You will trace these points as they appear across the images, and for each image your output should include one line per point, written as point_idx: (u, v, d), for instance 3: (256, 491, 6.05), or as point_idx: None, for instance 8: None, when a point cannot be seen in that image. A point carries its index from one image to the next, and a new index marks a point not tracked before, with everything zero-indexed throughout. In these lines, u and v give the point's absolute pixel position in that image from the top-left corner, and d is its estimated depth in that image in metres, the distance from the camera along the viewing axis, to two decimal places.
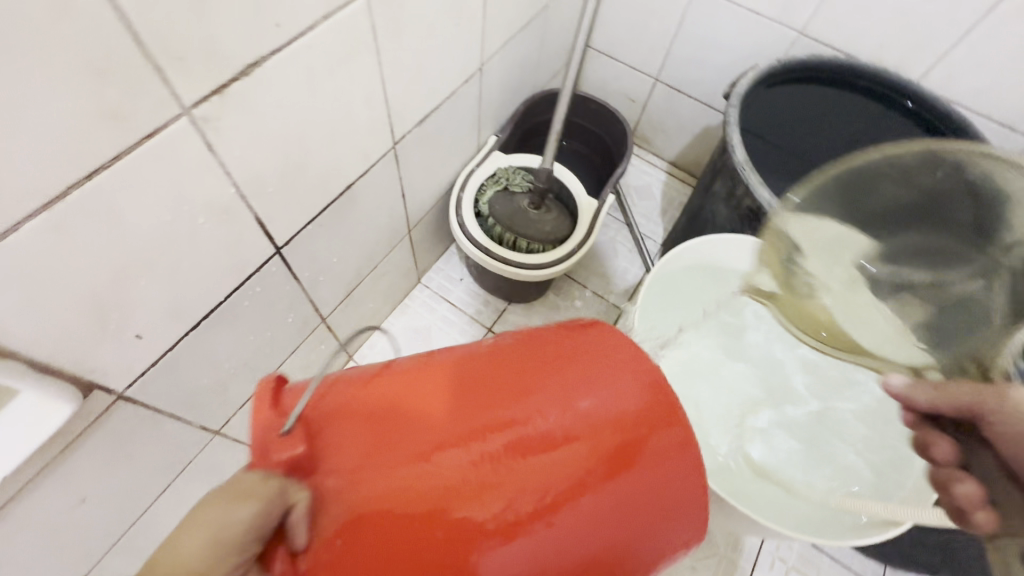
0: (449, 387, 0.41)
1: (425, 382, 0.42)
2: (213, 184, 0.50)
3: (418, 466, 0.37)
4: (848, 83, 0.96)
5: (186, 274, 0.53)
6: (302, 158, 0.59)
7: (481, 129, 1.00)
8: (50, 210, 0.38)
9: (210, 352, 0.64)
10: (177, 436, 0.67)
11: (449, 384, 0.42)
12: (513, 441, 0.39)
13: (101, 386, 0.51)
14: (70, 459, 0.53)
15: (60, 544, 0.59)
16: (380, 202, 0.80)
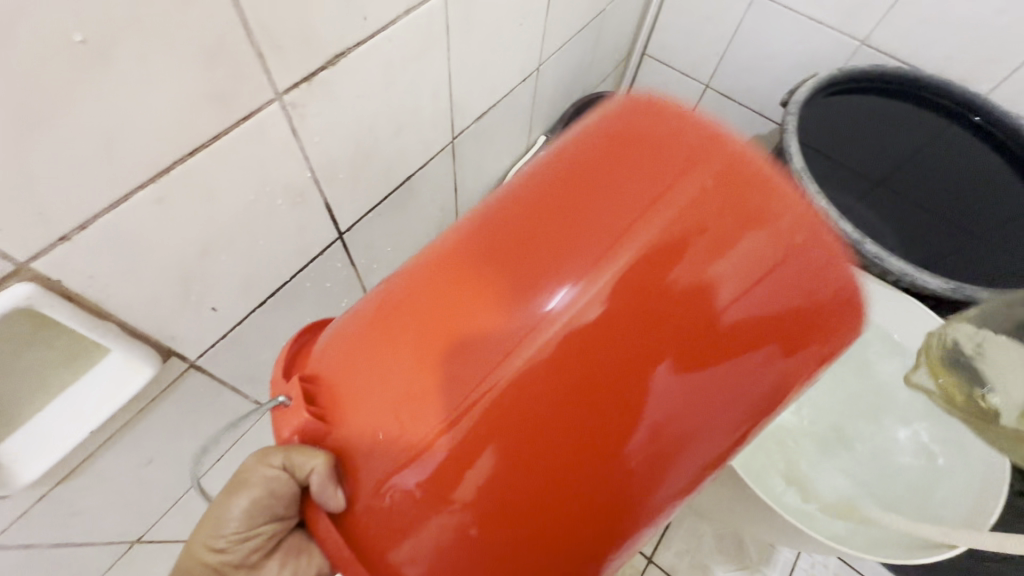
0: (426, 345, 0.36)
1: (403, 341, 0.37)
2: (293, 168, 0.52)
3: (408, 444, 0.35)
4: (912, 95, 0.95)
5: (260, 252, 0.56)
6: (372, 147, 0.61)
7: (532, 129, 1.02)
8: (156, 183, 0.40)
9: (273, 330, 0.66)
10: (236, 408, 0.70)
11: (425, 341, 0.36)
12: (505, 402, 0.33)
13: (178, 353, 0.54)
14: (144, 420, 0.56)
15: (127, 501, 0.62)
16: (435, 195, 0.82)
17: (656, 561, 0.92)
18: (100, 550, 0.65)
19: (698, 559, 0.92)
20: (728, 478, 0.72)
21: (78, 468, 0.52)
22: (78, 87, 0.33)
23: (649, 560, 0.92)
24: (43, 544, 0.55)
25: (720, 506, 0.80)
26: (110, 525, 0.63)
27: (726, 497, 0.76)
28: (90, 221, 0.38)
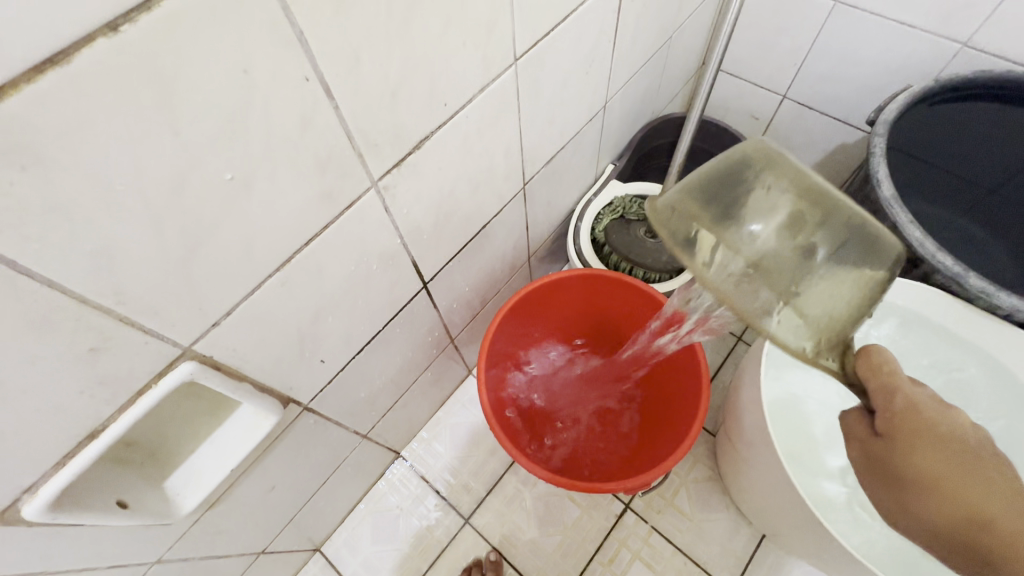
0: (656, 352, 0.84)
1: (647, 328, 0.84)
2: (387, 237, 0.58)
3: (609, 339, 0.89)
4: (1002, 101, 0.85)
5: (358, 310, 0.63)
6: (453, 207, 0.67)
7: (600, 159, 1.02)
8: (281, 272, 0.48)
9: (369, 369, 0.75)
10: (338, 437, 0.79)
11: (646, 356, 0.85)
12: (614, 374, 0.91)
13: (294, 399, 0.63)
14: (267, 457, 0.65)
15: (255, 520, 0.72)
16: (508, 235, 0.87)
17: None
18: (236, 561, 0.75)
19: None
20: (816, 522, 0.70)
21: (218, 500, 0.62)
22: (229, 214, 0.40)
23: None
24: (198, 558, 0.66)
25: (803, 546, 0.77)
26: (244, 541, 0.73)
27: (808, 537, 0.74)
28: (233, 308, 0.46)
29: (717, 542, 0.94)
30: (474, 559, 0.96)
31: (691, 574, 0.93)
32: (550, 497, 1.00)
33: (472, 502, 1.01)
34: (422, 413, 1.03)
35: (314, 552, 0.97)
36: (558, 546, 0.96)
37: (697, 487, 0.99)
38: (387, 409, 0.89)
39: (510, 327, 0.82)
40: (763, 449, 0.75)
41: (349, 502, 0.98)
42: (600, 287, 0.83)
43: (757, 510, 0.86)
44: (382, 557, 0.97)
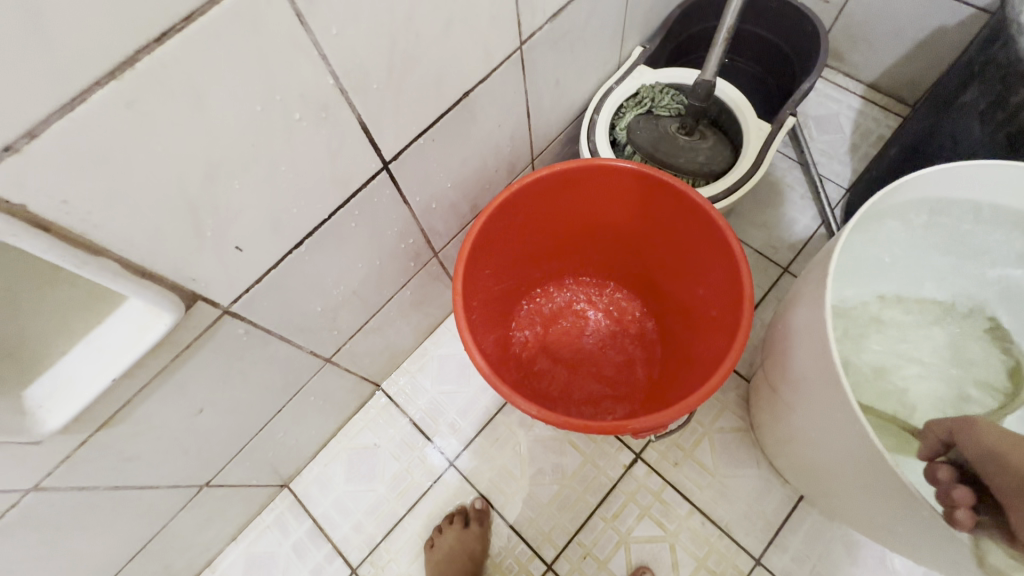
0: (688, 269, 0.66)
1: (678, 236, 0.65)
2: (310, 71, 0.42)
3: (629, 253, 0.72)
4: None
5: (283, 183, 0.47)
6: (415, 49, 0.49)
7: (626, 37, 0.82)
8: (117, 80, 0.31)
9: (318, 274, 0.60)
10: (289, 358, 0.66)
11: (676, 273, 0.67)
12: None
13: (205, 298, 0.49)
14: (180, 371, 0.52)
15: (183, 448, 0.60)
16: (501, 120, 0.69)
17: (766, 563, 0.77)
18: (169, 492, 0.64)
19: (823, 568, 0.76)
20: (884, 485, 0.54)
21: (113, 418, 0.49)
22: None
23: (758, 560, 0.77)
24: (103, 486, 0.54)
25: (864, 512, 0.61)
26: (175, 471, 0.62)
27: (871, 500, 0.57)
28: (40, 127, 0.30)
29: (743, 503, 0.79)
30: (458, 505, 0.84)
31: (709, 537, 0.79)
32: (548, 442, 0.86)
33: (459, 443, 0.88)
34: (404, 342, 0.89)
35: (281, 488, 0.87)
36: (555, 497, 0.83)
37: (723, 439, 0.83)
38: (355, 331, 0.75)
39: (512, 232, 0.66)
40: (818, 390, 0.58)
41: (321, 436, 0.87)
42: (631, 192, 0.65)
43: (800, 467, 0.70)
44: (355, 498, 0.86)
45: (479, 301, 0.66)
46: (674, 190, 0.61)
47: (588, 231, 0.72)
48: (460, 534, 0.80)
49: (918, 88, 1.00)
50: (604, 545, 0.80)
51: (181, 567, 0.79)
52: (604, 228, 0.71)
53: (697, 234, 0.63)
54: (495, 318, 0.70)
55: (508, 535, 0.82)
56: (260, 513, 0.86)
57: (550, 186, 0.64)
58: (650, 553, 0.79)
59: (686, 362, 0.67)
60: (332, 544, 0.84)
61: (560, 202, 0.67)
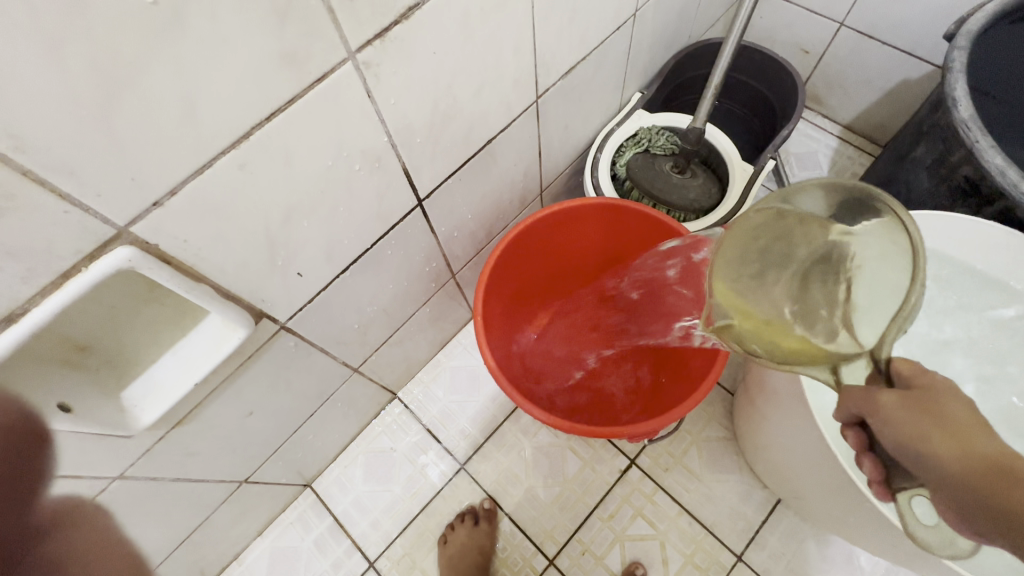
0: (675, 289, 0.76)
1: None
2: (371, 131, 0.51)
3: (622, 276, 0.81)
4: None
5: (340, 219, 0.56)
6: (451, 109, 0.58)
7: (626, 85, 0.92)
8: (236, 150, 0.41)
9: (356, 294, 0.68)
10: (325, 368, 0.74)
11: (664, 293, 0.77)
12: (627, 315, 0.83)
13: (269, 315, 0.57)
14: (241, 377, 0.60)
15: (232, 446, 0.68)
16: (517, 160, 0.78)
17: (747, 560, 0.85)
18: (215, 486, 0.72)
19: (797, 564, 0.84)
20: (842, 485, 0.63)
21: (185, 417, 0.57)
22: (148, 59, 0.32)
23: (739, 557, 0.85)
24: (166, 478, 0.62)
25: (828, 511, 0.70)
26: (222, 467, 0.70)
27: (835, 499, 0.66)
28: (179, 186, 0.39)
29: (727, 505, 0.88)
30: (467, 505, 0.92)
31: (696, 535, 0.87)
32: (550, 447, 0.95)
33: (469, 448, 0.96)
34: (420, 354, 0.98)
35: (304, 488, 0.94)
36: (556, 498, 0.91)
37: (709, 446, 0.92)
38: (380, 344, 0.84)
39: (529, 254, 0.75)
40: (789, 402, 0.67)
41: (342, 440, 0.95)
42: (636, 230, 0.74)
43: (774, 470, 0.79)
44: (373, 497, 0.93)
45: (495, 310, 0.75)
46: (659, 222, 0.71)
47: (585, 259, 0.81)
48: (469, 532, 0.88)
49: (887, 132, 1.11)
50: (600, 542, 0.88)
51: (213, 560, 0.86)
52: (598, 255, 0.80)
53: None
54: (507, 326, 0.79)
55: (513, 533, 0.90)
56: (284, 511, 0.93)
57: (553, 221, 0.73)
58: (641, 550, 0.87)
59: (672, 380, 0.76)
60: (351, 540, 0.91)
61: (561, 234, 0.76)
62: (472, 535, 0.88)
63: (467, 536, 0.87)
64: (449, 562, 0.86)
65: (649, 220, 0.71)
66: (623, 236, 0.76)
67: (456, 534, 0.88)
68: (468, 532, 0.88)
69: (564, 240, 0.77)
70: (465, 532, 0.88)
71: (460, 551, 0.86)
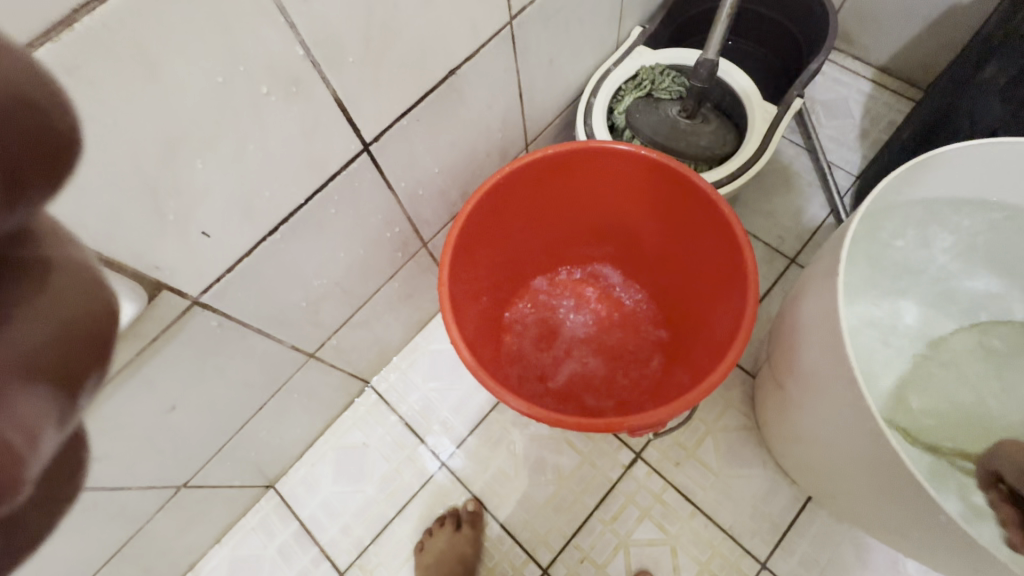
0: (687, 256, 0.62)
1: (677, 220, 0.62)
2: (275, 37, 0.38)
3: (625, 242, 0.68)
4: None
5: (252, 161, 0.44)
6: (392, 18, 0.46)
7: (624, 17, 0.78)
8: (55, 42, 0.30)
9: (296, 263, 0.56)
10: (268, 353, 0.63)
11: None
12: None
13: (171, 287, 0.46)
14: (148, 364, 0.49)
15: (156, 446, 0.57)
16: (491, 102, 0.65)
17: (772, 569, 0.73)
18: (143, 494, 0.61)
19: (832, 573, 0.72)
20: (899, 488, 0.50)
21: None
22: None
23: (763, 566, 0.73)
24: None
25: (874, 516, 0.58)
26: (147, 471, 0.59)
27: (886, 504, 0.53)
28: None
29: (749, 504, 0.76)
30: (450, 507, 0.81)
31: (712, 540, 0.75)
32: (544, 440, 0.83)
33: (452, 443, 0.84)
34: (395, 338, 0.86)
35: (267, 489, 0.84)
36: (551, 498, 0.79)
37: (727, 437, 0.79)
38: (341, 325, 0.72)
39: (517, 207, 0.63)
40: (831, 390, 0.54)
41: (307, 435, 0.84)
42: (651, 186, 0.61)
43: (807, 466, 0.66)
44: (344, 499, 0.83)
45: (472, 275, 0.62)
46: (667, 170, 0.58)
47: (581, 221, 0.68)
48: (448, 538, 0.77)
49: (931, 72, 0.96)
50: (601, 548, 0.76)
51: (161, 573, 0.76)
52: (596, 215, 0.68)
53: (714, 239, 0.58)
54: (488, 294, 0.67)
55: (502, 538, 0.79)
56: (244, 516, 0.83)
57: (537, 173, 0.60)
58: (648, 557, 0.75)
59: (683, 369, 0.63)
60: (319, 547, 0.81)
61: (548, 190, 0.63)
62: (451, 542, 0.76)
63: (446, 545, 0.76)
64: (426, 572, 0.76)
65: (667, 173, 0.58)
66: (624, 191, 0.63)
67: (434, 541, 0.77)
68: (448, 540, 0.77)
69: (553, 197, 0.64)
70: (444, 540, 0.77)
71: (437, 561, 0.75)
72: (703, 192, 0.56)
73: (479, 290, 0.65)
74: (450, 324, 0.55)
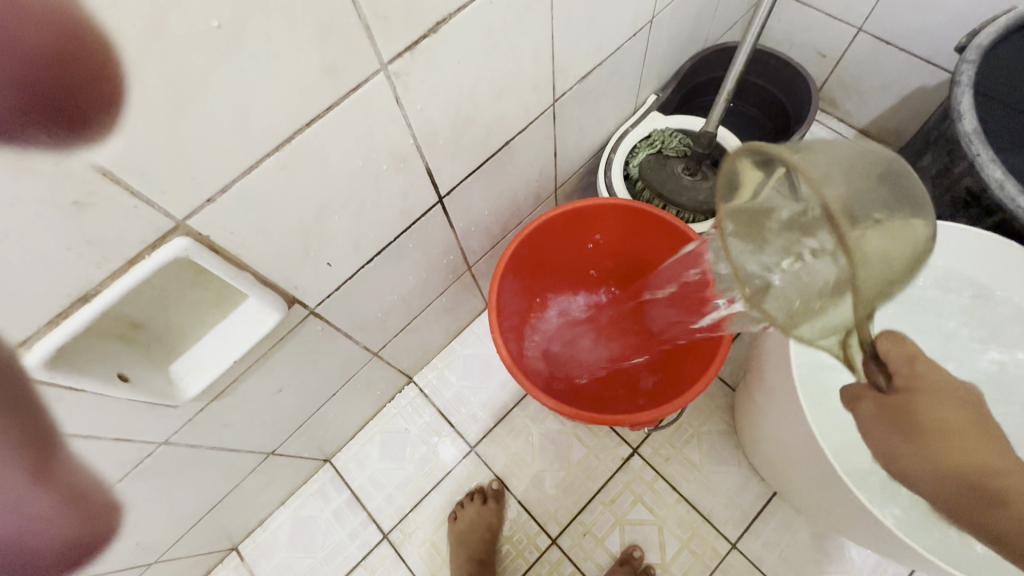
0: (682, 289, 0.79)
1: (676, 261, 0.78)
2: (398, 133, 0.55)
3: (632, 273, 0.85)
4: None
5: (368, 214, 0.60)
6: (473, 112, 0.62)
7: (642, 87, 0.94)
8: (280, 152, 0.45)
9: (379, 284, 0.73)
10: (347, 350, 0.80)
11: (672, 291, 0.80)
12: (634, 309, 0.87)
13: (300, 301, 0.62)
14: (274, 356, 0.66)
15: (263, 419, 0.74)
16: (533, 160, 0.82)
17: (741, 548, 0.89)
18: (246, 456, 0.78)
19: (790, 554, 0.88)
20: (832, 481, 0.66)
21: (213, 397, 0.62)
22: (206, 77, 0.37)
23: (733, 545, 0.89)
24: (204, 447, 0.68)
25: (817, 503, 0.74)
26: (253, 438, 0.75)
27: (824, 492, 0.70)
28: (229, 185, 0.44)
29: (724, 495, 0.92)
30: (477, 485, 0.97)
31: (693, 523, 0.91)
32: (557, 434, 0.99)
33: (480, 432, 1.01)
34: (436, 341, 1.03)
35: (324, 463, 1.00)
36: (561, 482, 0.96)
37: (710, 439, 0.96)
38: (399, 331, 0.89)
39: (549, 244, 0.79)
40: (786, 403, 0.70)
41: (360, 419, 1.00)
42: (656, 234, 0.77)
43: (771, 465, 0.82)
44: (388, 474, 0.99)
45: (512, 295, 0.79)
46: (670, 225, 0.74)
47: (598, 254, 0.85)
48: (475, 509, 0.93)
49: (902, 136, 1.12)
50: (601, 525, 0.92)
51: (240, 525, 0.93)
52: (610, 251, 0.84)
53: None
54: (522, 311, 0.84)
55: (519, 512, 0.95)
56: (305, 483, 0.99)
57: (567, 220, 0.77)
58: (640, 534, 0.91)
59: (673, 376, 0.80)
60: (367, 512, 0.97)
61: (574, 232, 0.80)
62: (478, 512, 0.93)
63: (473, 514, 0.92)
64: (456, 536, 0.92)
65: (666, 225, 0.75)
66: (635, 235, 0.80)
67: (463, 511, 0.93)
68: (475, 511, 0.93)
69: (578, 237, 0.81)
70: (473, 510, 0.93)
71: (466, 527, 0.92)
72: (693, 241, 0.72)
73: (516, 307, 0.82)
74: (496, 336, 0.71)
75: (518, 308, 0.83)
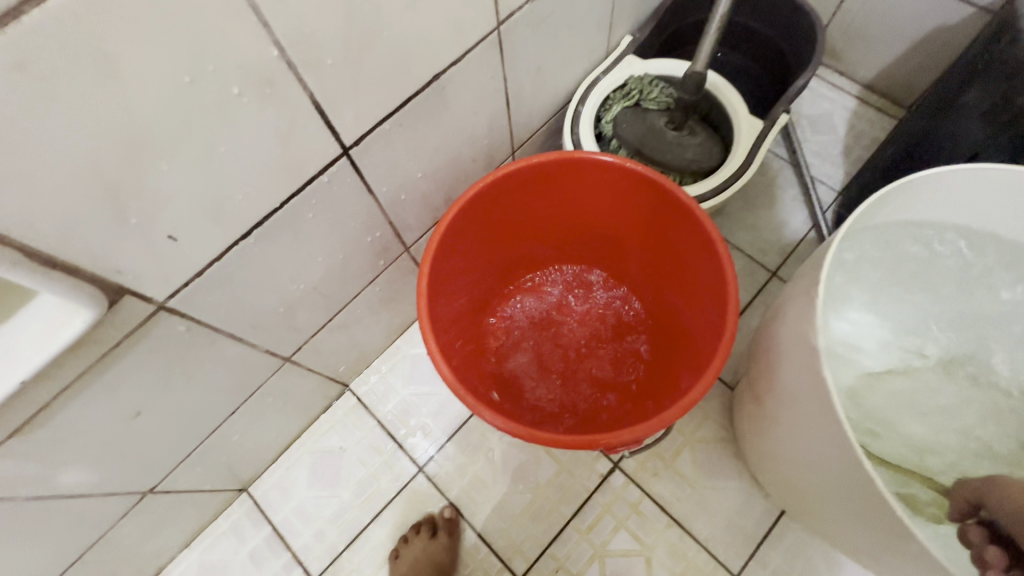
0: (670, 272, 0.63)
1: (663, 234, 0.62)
2: (247, 37, 0.37)
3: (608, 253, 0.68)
4: None
5: (223, 167, 0.42)
6: (375, 22, 0.44)
7: (615, 24, 0.77)
8: (0, 35, 0.27)
9: (271, 268, 0.55)
10: (241, 357, 0.61)
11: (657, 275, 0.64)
12: None
13: (136, 292, 0.44)
14: (111, 371, 0.47)
15: (119, 453, 0.55)
16: (477, 108, 0.64)
17: None
18: (107, 500, 0.60)
19: None
20: (869, 512, 0.51)
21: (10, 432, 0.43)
22: None
23: None
24: (21, 496, 0.49)
25: (843, 534, 0.59)
26: (110, 478, 0.57)
27: (855, 524, 0.54)
28: None
29: (723, 517, 0.76)
30: (426, 514, 0.80)
31: (687, 551, 0.75)
32: (522, 449, 0.82)
33: (430, 448, 0.84)
34: (375, 341, 0.85)
35: (239, 493, 0.82)
36: (527, 507, 0.79)
37: (705, 449, 0.80)
38: (318, 330, 0.70)
39: (500, 214, 0.62)
40: (808, 411, 0.54)
41: (283, 438, 0.82)
42: (639, 200, 0.60)
43: (783, 484, 0.67)
44: (318, 504, 0.81)
45: (452, 280, 0.62)
46: (656, 187, 0.57)
47: (566, 229, 0.68)
48: (422, 544, 0.76)
49: (914, 90, 0.97)
50: (577, 558, 0.76)
51: None
52: (582, 225, 0.67)
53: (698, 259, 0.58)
54: (466, 301, 0.66)
55: (477, 545, 0.78)
56: (215, 519, 0.81)
57: (523, 182, 0.59)
58: (624, 568, 0.75)
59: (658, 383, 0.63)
60: (292, 552, 0.79)
61: (533, 198, 0.62)
62: (426, 548, 0.76)
63: (420, 551, 0.75)
64: None
65: (650, 187, 0.58)
66: (611, 202, 0.63)
67: (409, 546, 0.76)
68: (424, 546, 0.76)
69: (539, 206, 0.64)
70: (420, 546, 0.76)
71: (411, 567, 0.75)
72: (682, 204, 0.56)
73: (459, 297, 0.64)
74: (428, 335, 0.53)
75: (463, 298, 0.65)
